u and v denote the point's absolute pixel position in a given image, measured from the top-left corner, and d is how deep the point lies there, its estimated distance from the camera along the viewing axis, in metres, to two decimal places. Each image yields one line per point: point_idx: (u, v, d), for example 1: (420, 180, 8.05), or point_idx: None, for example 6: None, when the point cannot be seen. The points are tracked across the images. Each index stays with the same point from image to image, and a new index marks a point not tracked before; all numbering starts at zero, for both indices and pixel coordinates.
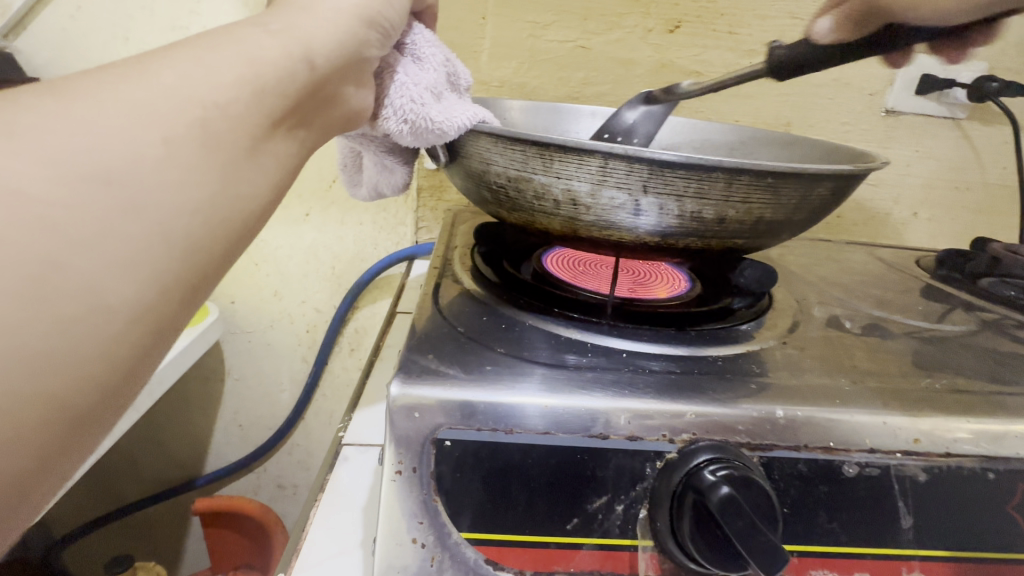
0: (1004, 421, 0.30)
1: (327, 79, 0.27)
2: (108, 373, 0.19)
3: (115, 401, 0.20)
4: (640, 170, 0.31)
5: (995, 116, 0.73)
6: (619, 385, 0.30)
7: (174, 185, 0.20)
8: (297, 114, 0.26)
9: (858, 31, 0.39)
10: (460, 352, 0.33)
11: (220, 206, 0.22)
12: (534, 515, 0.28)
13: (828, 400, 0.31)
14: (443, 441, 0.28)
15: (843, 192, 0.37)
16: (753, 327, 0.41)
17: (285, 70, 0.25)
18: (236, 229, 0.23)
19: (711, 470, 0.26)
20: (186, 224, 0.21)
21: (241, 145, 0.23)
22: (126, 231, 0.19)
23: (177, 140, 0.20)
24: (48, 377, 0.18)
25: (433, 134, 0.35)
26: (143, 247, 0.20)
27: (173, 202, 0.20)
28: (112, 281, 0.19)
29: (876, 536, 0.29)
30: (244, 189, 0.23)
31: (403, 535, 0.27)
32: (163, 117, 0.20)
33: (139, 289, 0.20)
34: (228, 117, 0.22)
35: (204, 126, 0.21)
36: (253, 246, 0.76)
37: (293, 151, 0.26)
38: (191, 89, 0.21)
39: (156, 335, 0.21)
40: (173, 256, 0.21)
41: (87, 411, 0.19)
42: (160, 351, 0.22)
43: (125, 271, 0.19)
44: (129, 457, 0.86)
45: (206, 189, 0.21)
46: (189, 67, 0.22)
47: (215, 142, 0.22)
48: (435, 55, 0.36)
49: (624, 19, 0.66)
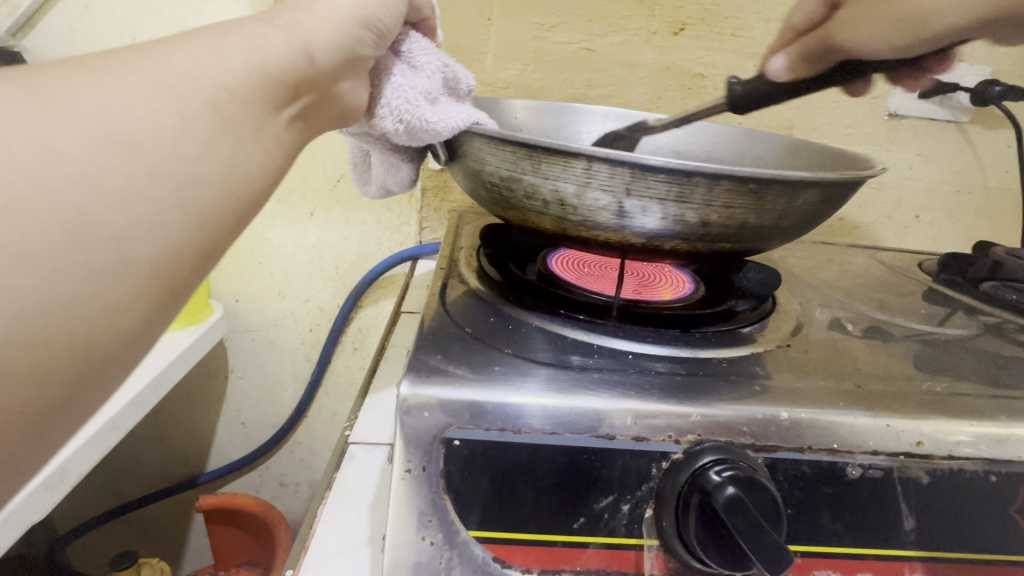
0: (1005, 424, 0.31)
1: (326, 75, 0.27)
2: (121, 334, 0.19)
3: (134, 356, 0.20)
4: (622, 173, 0.31)
5: (997, 120, 0.73)
6: (625, 386, 0.31)
7: (194, 154, 0.20)
8: (301, 104, 0.26)
9: (814, 67, 0.40)
10: (467, 352, 0.33)
11: (234, 180, 0.22)
12: (541, 515, 0.28)
13: (832, 402, 0.31)
14: (452, 440, 0.28)
15: (838, 200, 0.37)
16: (755, 330, 0.41)
17: (289, 63, 0.25)
18: (248, 206, 0.23)
19: (716, 471, 0.27)
20: (203, 193, 0.20)
21: (251, 125, 0.22)
22: (147, 193, 0.19)
23: (196, 112, 0.20)
24: (63, 329, 0.17)
25: (428, 134, 0.35)
26: (161, 211, 0.19)
27: (192, 170, 0.20)
28: (131, 241, 0.18)
29: (879, 537, 0.29)
30: (255, 166, 0.23)
31: (412, 533, 0.28)
32: (182, 90, 0.20)
33: (156, 251, 0.19)
34: (237, 98, 0.22)
35: (221, 104, 0.21)
36: (258, 245, 0.76)
37: (295, 141, 0.26)
38: (202, 72, 0.21)
39: (178, 295, 0.20)
40: (189, 223, 0.20)
41: (95, 370, 0.19)
42: (171, 319, 0.21)
43: (144, 231, 0.19)
44: (133, 455, 0.86)
45: (222, 161, 0.21)
46: (202, 53, 0.22)
47: (229, 121, 0.22)
48: (431, 63, 0.35)
49: (628, 21, 0.66)
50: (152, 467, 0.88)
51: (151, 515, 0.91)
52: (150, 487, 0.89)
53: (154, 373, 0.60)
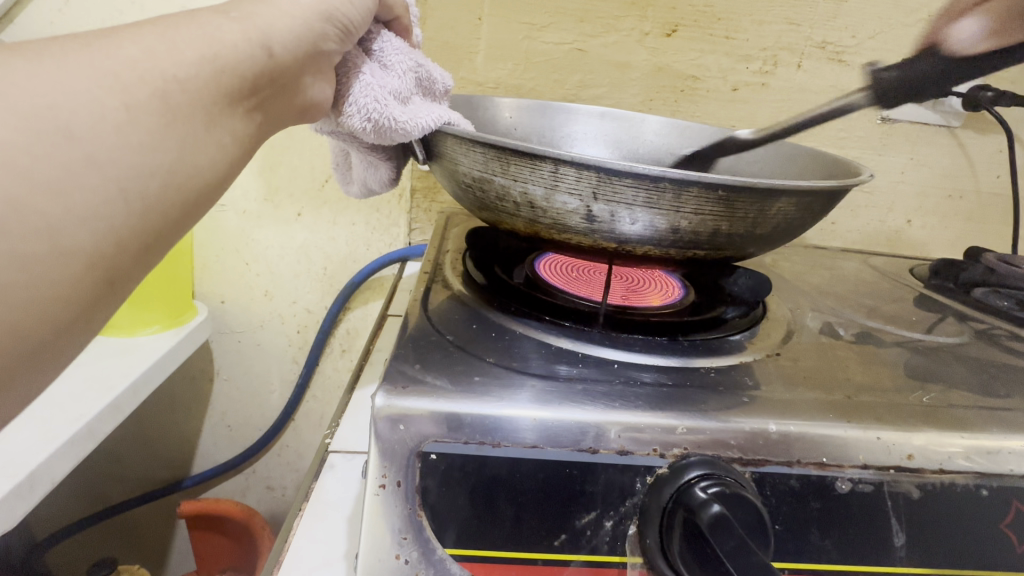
0: (997, 436, 0.30)
1: (287, 68, 0.27)
2: (62, 312, 0.21)
3: (69, 338, 0.21)
4: (589, 177, 0.30)
5: (990, 125, 0.73)
6: (610, 397, 0.30)
7: (134, 147, 0.21)
8: (256, 96, 0.26)
9: None
10: (447, 360, 0.32)
11: (177, 173, 0.23)
12: (520, 531, 0.27)
13: (821, 414, 0.30)
14: (430, 454, 0.27)
15: (820, 206, 0.35)
16: (745, 338, 0.40)
17: (244, 54, 0.25)
18: (193, 197, 0.24)
19: (702, 487, 0.26)
20: (143, 184, 0.22)
21: (199, 117, 0.23)
22: (86, 183, 0.20)
23: (139, 105, 0.22)
24: (6, 309, 0.19)
25: (398, 133, 0.34)
26: (101, 201, 0.21)
27: (132, 161, 0.21)
28: (69, 228, 0.20)
29: (869, 554, 0.28)
30: (202, 159, 0.24)
31: (387, 551, 0.27)
32: (127, 84, 0.21)
33: (94, 238, 0.21)
34: (187, 89, 0.23)
35: (165, 97, 0.22)
36: (244, 245, 0.74)
37: (252, 132, 0.27)
38: (151, 63, 0.22)
39: (111, 282, 0.22)
40: (129, 212, 0.22)
41: (38, 344, 0.21)
42: (115, 299, 0.23)
43: (82, 220, 0.20)
44: (115, 459, 0.84)
45: (165, 154, 0.22)
46: (153, 42, 0.23)
47: (177, 113, 0.23)
48: (404, 63, 0.34)
49: (621, 22, 0.65)
50: (135, 471, 0.86)
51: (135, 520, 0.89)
52: (133, 490, 0.87)
53: (135, 376, 0.59)
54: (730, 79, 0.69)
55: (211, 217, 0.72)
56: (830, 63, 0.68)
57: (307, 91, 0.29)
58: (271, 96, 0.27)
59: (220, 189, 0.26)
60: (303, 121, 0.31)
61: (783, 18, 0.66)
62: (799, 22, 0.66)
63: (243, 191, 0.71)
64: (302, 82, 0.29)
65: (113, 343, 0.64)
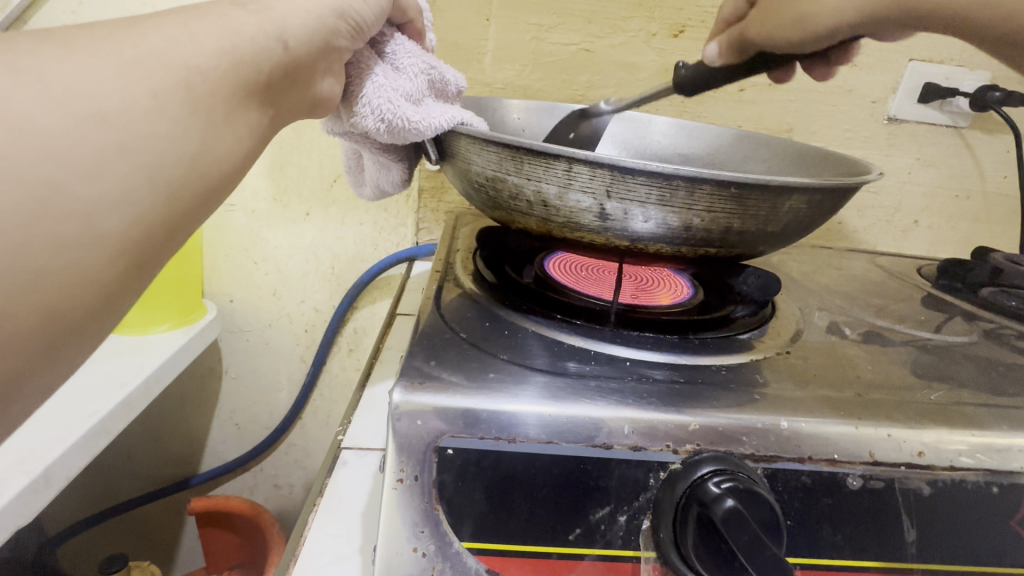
0: (1006, 434, 0.30)
1: (301, 61, 0.28)
2: (95, 296, 0.21)
3: (99, 322, 0.22)
4: (602, 176, 0.31)
5: (997, 125, 0.73)
6: (623, 393, 0.30)
7: (162, 135, 0.22)
8: (270, 91, 0.27)
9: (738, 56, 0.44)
10: (461, 358, 0.32)
11: (199, 161, 0.23)
12: (535, 525, 0.27)
13: (832, 411, 0.30)
14: (445, 449, 0.27)
15: (830, 203, 0.36)
16: (754, 337, 0.40)
17: (260, 48, 0.26)
18: (213, 185, 0.25)
19: (715, 483, 0.26)
20: (169, 172, 0.22)
21: (219, 108, 0.24)
22: (118, 169, 0.21)
23: (166, 94, 0.22)
24: (43, 293, 0.20)
25: (411, 133, 0.34)
26: (132, 187, 0.21)
27: (160, 149, 0.22)
28: (102, 213, 0.20)
29: (881, 550, 0.29)
30: (221, 149, 0.24)
31: (403, 544, 0.27)
32: (154, 74, 0.22)
33: (125, 223, 0.21)
34: (209, 80, 0.24)
35: (190, 87, 0.23)
36: (253, 245, 0.75)
37: (265, 122, 0.27)
38: (175, 53, 0.23)
39: (138, 267, 0.22)
40: (156, 198, 0.22)
41: (70, 326, 0.21)
42: (140, 284, 0.23)
43: (114, 205, 0.21)
44: (124, 456, 0.85)
45: (189, 143, 0.23)
46: (175, 32, 0.23)
47: (199, 103, 0.23)
48: (416, 65, 0.35)
49: (628, 23, 0.66)
50: (144, 469, 0.87)
51: (144, 517, 0.90)
52: (143, 488, 0.88)
53: (147, 373, 0.60)
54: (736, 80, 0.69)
55: (220, 216, 0.73)
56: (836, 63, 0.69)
57: (318, 86, 0.30)
58: (286, 89, 0.28)
59: (234, 177, 0.26)
60: (313, 116, 0.31)
61: None
62: None
63: (253, 190, 0.72)
64: (314, 77, 0.29)
65: (124, 342, 0.65)
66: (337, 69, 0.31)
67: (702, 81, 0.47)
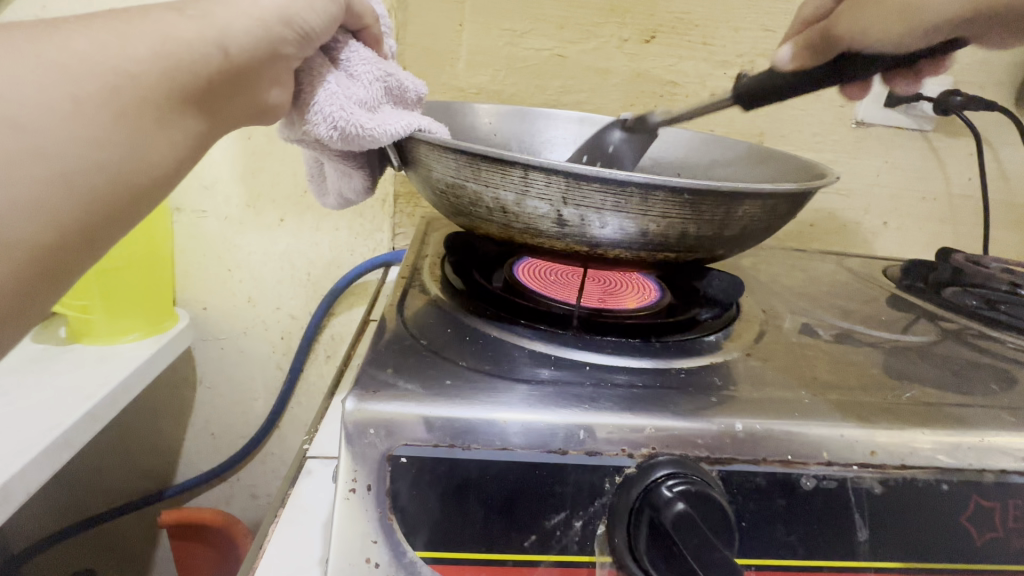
0: (958, 433, 0.31)
1: (244, 68, 0.28)
2: (1, 301, 0.22)
3: (8, 320, 0.23)
4: (557, 182, 0.31)
5: (961, 129, 0.75)
6: (581, 399, 0.30)
7: (82, 141, 0.22)
8: (209, 96, 0.27)
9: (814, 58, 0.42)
10: (420, 365, 0.32)
11: (125, 167, 0.24)
12: (491, 533, 0.27)
13: (788, 412, 0.31)
14: (399, 457, 0.27)
15: (786, 207, 0.36)
16: (719, 338, 0.41)
17: (198, 54, 0.26)
18: (140, 191, 0.25)
19: (668, 486, 0.27)
20: (90, 177, 0.23)
21: (150, 113, 0.24)
22: (33, 175, 0.21)
23: (89, 100, 0.23)
24: None
25: (365, 140, 0.34)
26: (48, 193, 0.22)
27: (79, 155, 0.22)
28: (12, 218, 0.21)
29: (833, 550, 0.29)
30: (151, 155, 0.25)
31: (357, 554, 0.27)
32: (77, 79, 0.22)
33: (39, 230, 0.22)
34: (140, 85, 0.24)
35: (115, 91, 0.23)
36: (225, 251, 0.74)
37: (205, 126, 0.27)
38: (103, 57, 0.23)
39: (51, 274, 0.23)
40: (75, 204, 0.23)
41: None
42: (57, 289, 0.24)
43: (24, 211, 0.21)
44: (94, 468, 0.83)
45: (114, 149, 0.23)
46: (104, 37, 0.24)
47: (127, 107, 0.24)
48: (371, 72, 0.35)
49: (600, 28, 0.66)
50: (116, 481, 0.85)
51: (116, 530, 0.88)
52: (115, 500, 0.86)
53: (113, 384, 0.59)
54: (708, 85, 0.70)
55: (191, 222, 0.72)
56: None
57: (265, 95, 0.30)
58: (228, 95, 0.28)
59: (165, 185, 0.27)
60: (261, 124, 0.31)
61: (758, 24, 0.67)
62: (773, 29, 0.68)
63: (224, 197, 0.71)
64: (259, 83, 0.29)
65: (91, 351, 0.64)
66: (286, 79, 0.31)
67: (763, 92, 0.44)
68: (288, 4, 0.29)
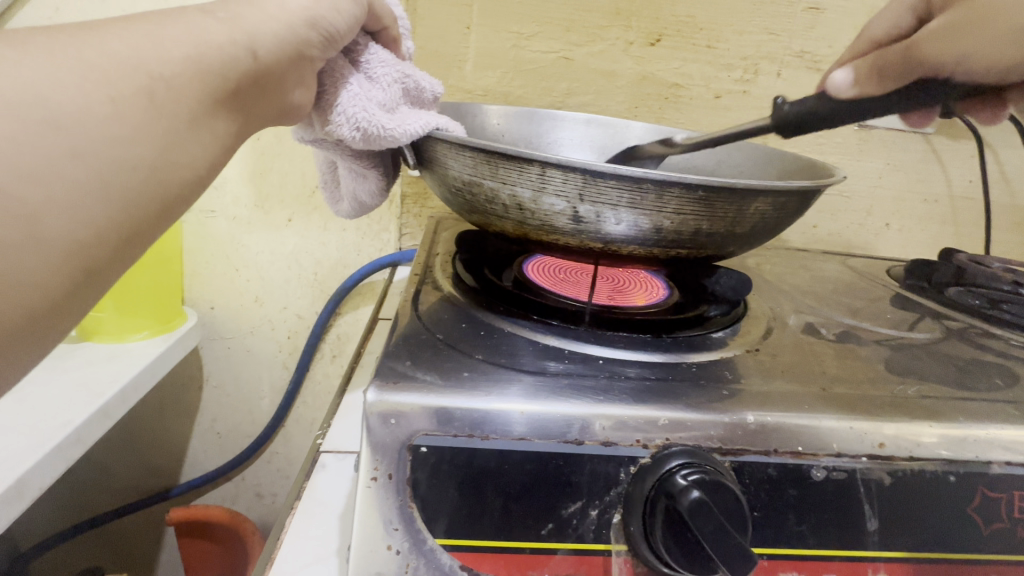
0: (964, 425, 0.31)
1: (270, 70, 0.29)
2: (40, 300, 0.22)
3: (46, 325, 0.23)
4: (574, 179, 0.32)
5: (962, 131, 0.76)
6: (596, 391, 0.31)
7: (118, 140, 0.23)
8: (238, 99, 0.28)
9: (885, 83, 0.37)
10: (437, 357, 0.33)
11: (159, 167, 0.25)
12: (509, 520, 0.28)
13: (798, 405, 0.31)
14: (419, 446, 0.28)
15: (795, 206, 0.37)
16: (727, 334, 0.41)
17: (228, 56, 0.27)
18: (172, 192, 0.26)
19: (683, 475, 0.27)
20: (124, 177, 0.24)
21: (184, 114, 0.25)
22: (68, 173, 0.22)
23: (125, 101, 0.23)
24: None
25: (386, 141, 0.35)
26: (82, 191, 0.22)
27: (115, 154, 0.23)
28: (48, 214, 0.22)
29: (843, 539, 0.29)
30: (182, 156, 0.26)
31: (378, 542, 0.27)
32: (114, 80, 0.23)
33: (72, 228, 0.22)
34: (171, 87, 0.25)
35: (150, 93, 0.24)
36: (233, 251, 0.75)
37: (233, 129, 0.28)
38: (138, 59, 0.24)
39: (86, 273, 0.24)
40: (109, 203, 0.23)
41: (17, 331, 0.22)
42: (92, 291, 0.24)
43: (60, 210, 0.22)
44: (100, 468, 0.83)
45: (149, 149, 0.24)
46: (139, 39, 0.24)
47: (161, 109, 0.24)
48: (389, 74, 0.35)
49: (606, 31, 0.67)
50: (123, 480, 0.86)
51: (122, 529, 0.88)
52: (121, 500, 0.87)
53: (125, 381, 0.59)
54: (712, 87, 0.71)
55: (200, 222, 0.72)
56: (809, 71, 0.71)
57: (290, 95, 0.31)
58: (256, 97, 0.29)
59: (195, 188, 0.27)
60: (284, 123, 0.32)
61: (762, 28, 0.68)
62: (777, 32, 0.69)
63: (234, 197, 0.71)
64: (285, 85, 0.30)
65: (100, 350, 0.64)
66: (309, 80, 0.32)
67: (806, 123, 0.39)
68: (314, 7, 0.30)
